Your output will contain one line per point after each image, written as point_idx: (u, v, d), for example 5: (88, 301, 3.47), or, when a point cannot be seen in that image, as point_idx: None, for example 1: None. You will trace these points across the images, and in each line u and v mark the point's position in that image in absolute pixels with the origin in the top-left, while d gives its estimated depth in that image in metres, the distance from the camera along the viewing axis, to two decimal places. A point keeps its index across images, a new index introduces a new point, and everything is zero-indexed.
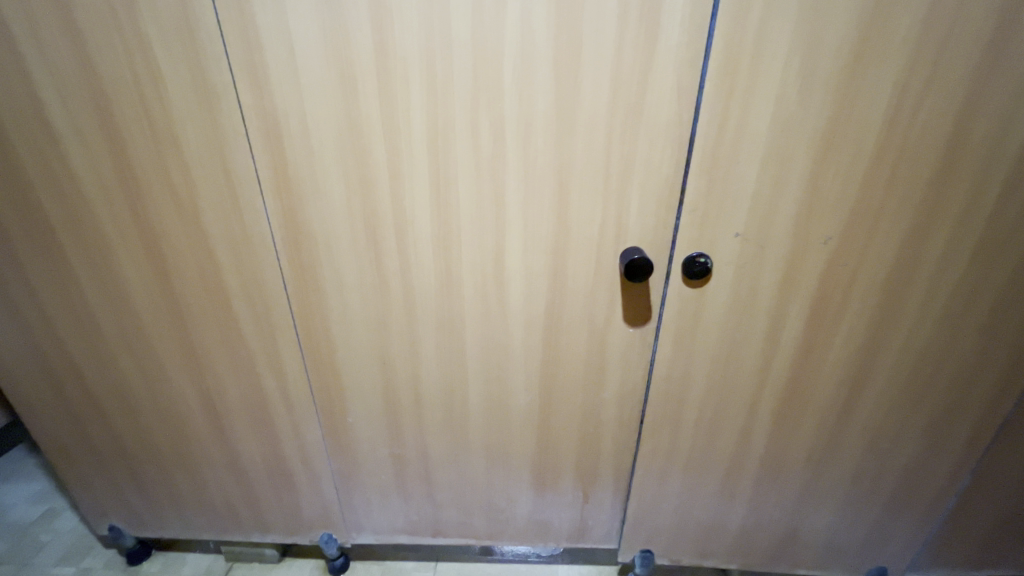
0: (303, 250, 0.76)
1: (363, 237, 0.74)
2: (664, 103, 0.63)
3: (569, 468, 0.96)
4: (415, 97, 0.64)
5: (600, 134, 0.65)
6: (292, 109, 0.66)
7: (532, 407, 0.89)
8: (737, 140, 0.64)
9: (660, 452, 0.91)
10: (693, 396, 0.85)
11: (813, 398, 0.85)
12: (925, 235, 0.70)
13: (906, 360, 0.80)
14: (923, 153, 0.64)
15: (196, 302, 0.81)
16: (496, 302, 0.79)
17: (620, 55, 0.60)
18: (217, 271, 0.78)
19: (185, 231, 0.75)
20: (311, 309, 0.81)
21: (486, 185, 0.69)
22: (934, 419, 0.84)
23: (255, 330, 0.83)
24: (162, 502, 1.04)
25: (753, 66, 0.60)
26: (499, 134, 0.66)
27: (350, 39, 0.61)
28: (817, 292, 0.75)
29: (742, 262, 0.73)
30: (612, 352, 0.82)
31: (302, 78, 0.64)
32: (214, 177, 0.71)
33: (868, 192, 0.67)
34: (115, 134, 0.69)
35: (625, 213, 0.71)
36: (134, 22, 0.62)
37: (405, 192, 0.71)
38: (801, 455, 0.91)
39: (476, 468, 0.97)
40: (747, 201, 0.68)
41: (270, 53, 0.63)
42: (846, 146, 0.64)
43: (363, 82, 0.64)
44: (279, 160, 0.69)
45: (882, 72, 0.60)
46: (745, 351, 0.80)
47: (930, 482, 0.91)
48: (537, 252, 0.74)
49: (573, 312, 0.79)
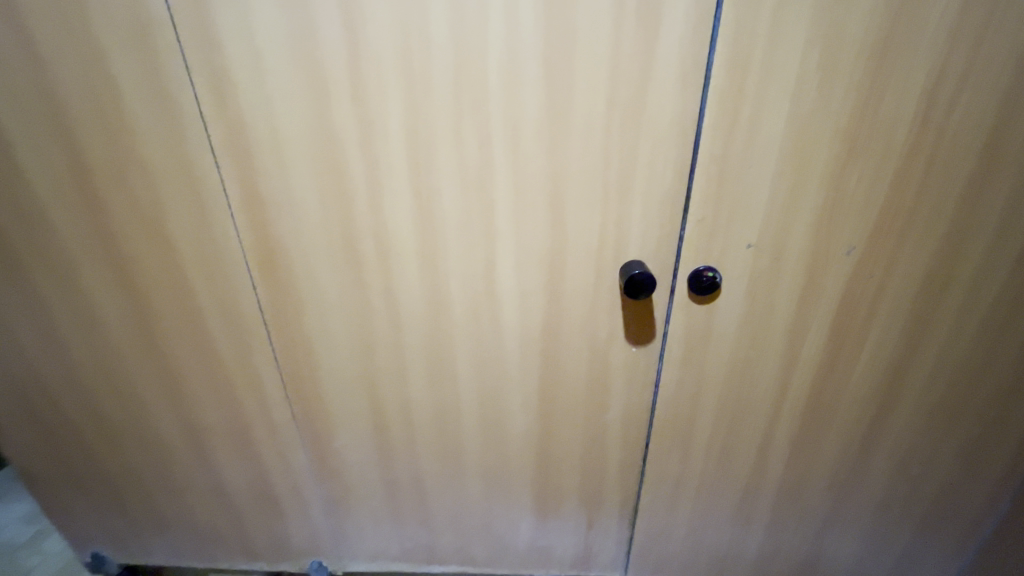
0: (278, 268, 0.71)
1: (342, 252, 0.69)
2: (666, 106, 0.57)
3: (572, 493, 0.89)
4: (392, 100, 0.59)
5: (595, 138, 0.59)
6: (258, 116, 0.61)
7: (529, 429, 0.83)
8: (747, 145, 0.58)
9: (669, 477, 0.85)
10: (703, 419, 0.79)
11: (836, 420, 0.78)
12: (961, 248, 0.63)
13: (938, 381, 0.73)
14: (957, 158, 0.57)
15: (168, 322, 0.77)
16: (487, 319, 0.73)
17: (615, 51, 0.54)
18: (190, 289, 0.73)
19: (153, 248, 0.71)
20: (290, 330, 0.76)
21: (473, 195, 0.64)
22: (969, 442, 0.77)
23: (232, 351, 0.78)
24: (145, 528, 0.99)
25: (764, 60, 0.53)
26: (485, 139, 0.60)
27: (319, 40, 0.56)
28: (839, 308, 0.68)
29: (755, 276, 0.66)
30: (615, 372, 0.76)
31: (268, 84, 0.59)
32: (181, 191, 0.66)
33: (896, 200, 0.60)
34: (75, 147, 0.64)
35: (625, 225, 0.64)
36: (82, 22, 0.57)
37: (386, 204, 0.65)
38: (824, 479, 0.84)
39: (473, 494, 0.91)
40: (759, 210, 0.62)
41: (232, 57, 0.57)
42: (872, 147, 0.57)
43: (335, 85, 0.58)
44: (248, 174, 0.64)
45: (911, 64, 0.53)
46: (759, 371, 0.74)
47: (963, 509, 0.83)
48: (530, 266, 0.68)
49: (571, 330, 0.73)
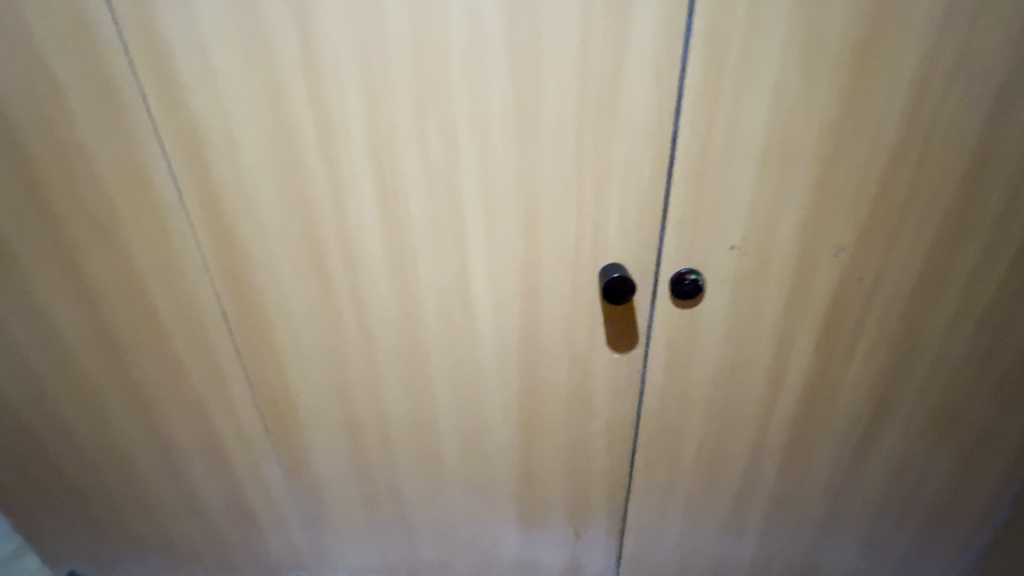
0: (242, 279, 0.68)
1: (307, 261, 0.66)
2: (641, 102, 0.53)
3: (558, 503, 0.86)
4: (352, 101, 0.55)
5: (567, 138, 0.56)
6: (212, 121, 0.57)
7: (511, 439, 0.80)
8: (727, 143, 0.55)
9: (657, 485, 0.82)
10: (691, 426, 0.76)
11: (829, 426, 0.74)
12: (956, 247, 0.59)
13: (934, 385, 0.69)
14: (950, 153, 0.54)
15: (131, 336, 0.73)
16: (463, 327, 0.70)
17: (585, 44, 0.51)
18: (151, 302, 0.70)
19: (110, 260, 0.67)
20: (258, 342, 0.73)
21: (442, 199, 0.61)
22: (967, 446, 0.74)
23: (199, 364, 0.75)
24: (120, 547, 0.97)
25: (743, 50, 0.50)
26: (451, 140, 0.57)
27: (271, 39, 0.53)
28: (829, 312, 0.65)
29: (740, 279, 0.63)
30: (597, 380, 0.73)
31: (220, 86, 0.55)
32: (135, 201, 0.63)
33: (886, 198, 0.57)
34: (20, 157, 0.61)
35: (602, 228, 0.61)
36: (17, 24, 0.53)
37: (350, 210, 0.62)
38: (818, 486, 0.80)
39: (455, 506, 0.88)
40: (742, 210, 0.58)
41: (180, 59, 0.54)
42: (860, 141, 0.54)
43: (291, 86, 0.55)
44: (205, 182, 0.61)
45: (900, 53, 0.49)
46: (748, 377, 0.71)
47: (962, 514, 0.80)
48: (504, 272, 0.65)
49: (550, 337, 0.70)
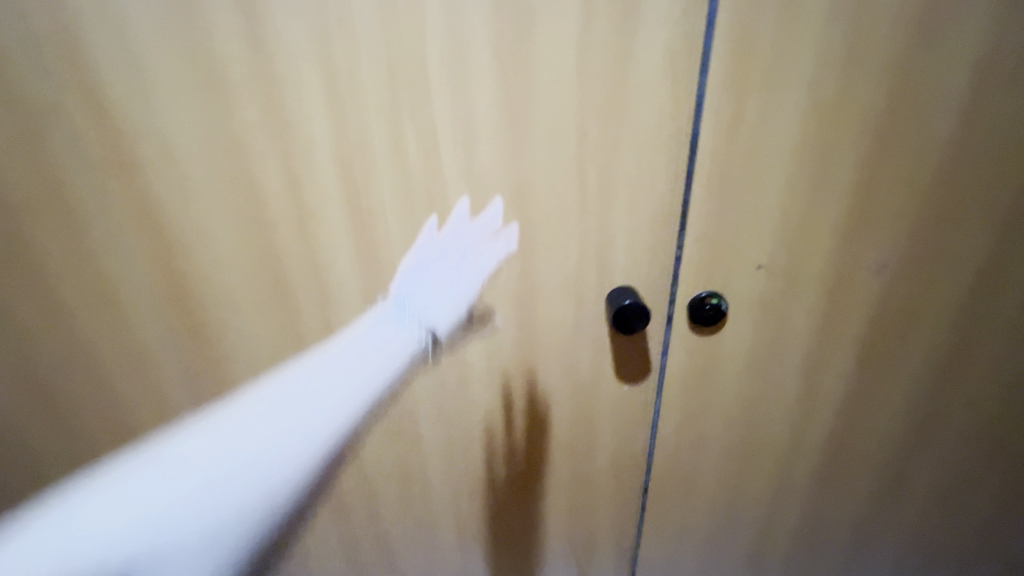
0: (193, 318, 0.57)
1: (269, 295, 0.56)
2: (652, 100, 0.46)
3: (560, 547, 0.78)
4: (316, 105, 0.47)
5: (567, 143, 0.48)
6: (148, 131, 0.48)
7: (507, 479, 0.72)
8: (755, 146, 0.48)
9: (670, 525, 0.74)
10: (709, 461, 0.68)
11: (865, 460, 0.67)
12: (1008, 258, 0.54)
13: (977, 408, 0.64)
14: (1006, 153, 0.49)
15: (60, 389, 0.62)
16: (451, 362, 0.61)
17: (588, 33, 0.44)
18: (84, 349, 0.59)
19: (28, 302, 0.56)
20: (215, 391, 0.62)
21: (422, 218, 0.52)
22: (1009, 469, 0.69)
23: (145, 418, 0.64)
24: None
25: (773, 37, 0.43)
26: (430, 148, 0.48)
27: (215, 32, 0.44)
28: (868, 334, 0.58)
29: (766, 301, 0.55)
30: (603, 413, 0.65)
31: (158, 89, 0.46)
32: (56, 229, 0.52)
33: (934, 205, 0.51)
34: None
35: (607, 247, 0.53)
36: None
37: (317, 234, 0.53)
38: (850, 524, 0.73)
39: (446, 557, 0.78)
40: (771, 223, 0.51)
41: (106, 57, 0.45)
42: (906, 141, 0.48)
43: (242, 89, 0.46)
44: (143, 205, 0.51)
45: (952, 38, 0.44)
46: (773, 408, 0.63)
47: (999, 539, 0.75)
48: (497, 298, 0.57)
49: (550, 369, 0.62)
